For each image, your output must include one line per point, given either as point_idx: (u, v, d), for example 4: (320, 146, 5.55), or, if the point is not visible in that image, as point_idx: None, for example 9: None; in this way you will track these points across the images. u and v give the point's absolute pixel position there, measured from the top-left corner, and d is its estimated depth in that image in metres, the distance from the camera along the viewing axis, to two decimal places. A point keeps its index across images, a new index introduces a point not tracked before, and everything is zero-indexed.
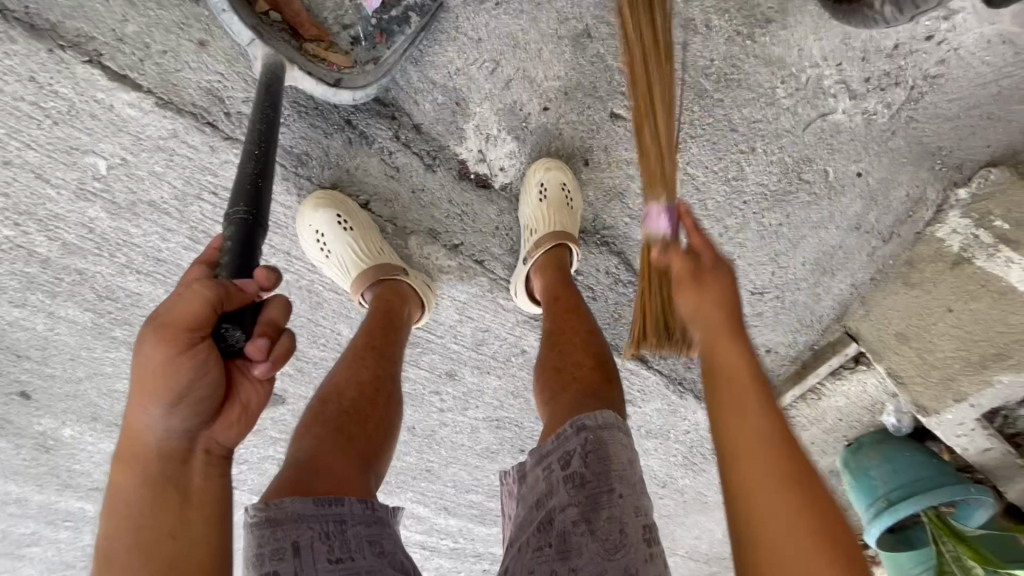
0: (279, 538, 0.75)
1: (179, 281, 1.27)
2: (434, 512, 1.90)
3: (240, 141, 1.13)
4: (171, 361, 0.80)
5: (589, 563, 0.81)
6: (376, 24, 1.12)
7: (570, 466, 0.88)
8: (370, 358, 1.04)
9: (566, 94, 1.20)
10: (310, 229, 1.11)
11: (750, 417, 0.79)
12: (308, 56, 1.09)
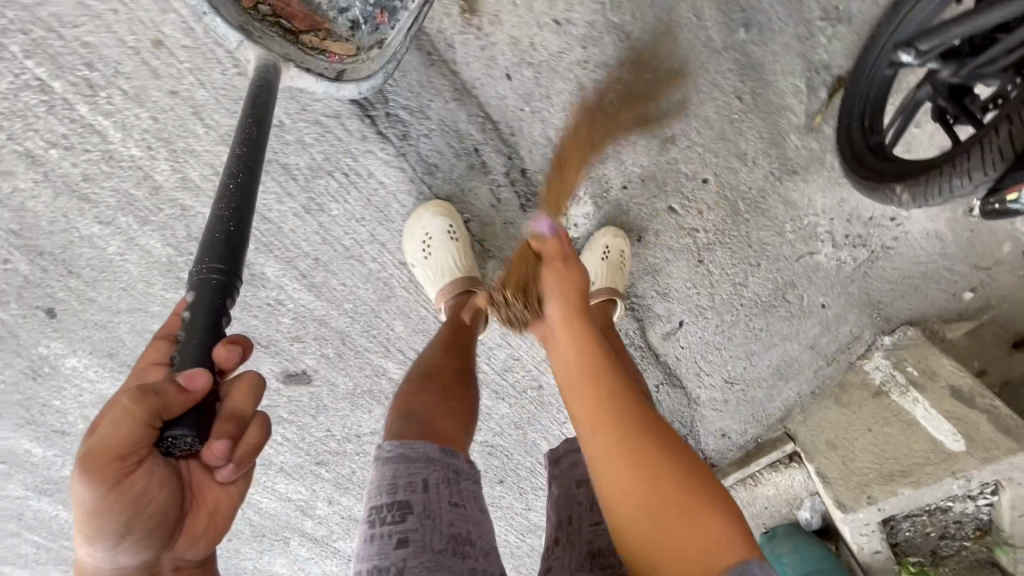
0: (412, 473, 0.93)
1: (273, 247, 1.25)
2: None
3: (388, 140, 1.16)
4: (107, 491, 0.77)
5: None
6: (374, 3, 1.09)
7: None
8: (458, 351, 1.19)
9: (644, 181, 1.51)
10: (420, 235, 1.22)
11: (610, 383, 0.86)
12: (307, 49, 1.07)
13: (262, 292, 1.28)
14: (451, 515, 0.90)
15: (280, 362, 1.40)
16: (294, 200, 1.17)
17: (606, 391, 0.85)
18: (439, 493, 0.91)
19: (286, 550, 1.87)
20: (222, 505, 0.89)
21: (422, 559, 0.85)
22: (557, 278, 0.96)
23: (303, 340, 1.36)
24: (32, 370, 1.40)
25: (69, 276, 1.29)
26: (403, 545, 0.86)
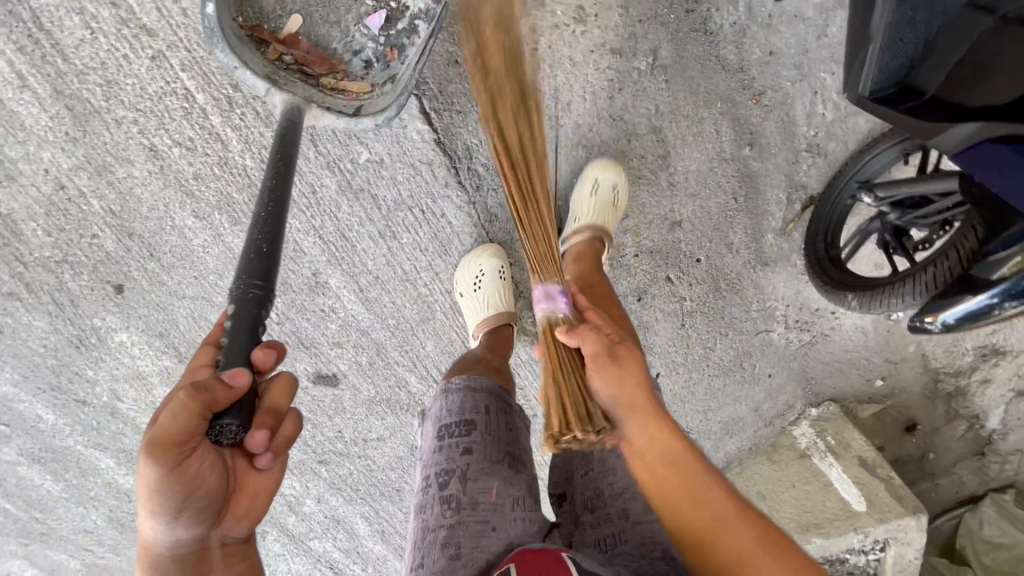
0: (477, 401, 1.16)
1: (347, 260, 1.37)
2: (367, 536, 1.93)
3: (466, 190, 1.34)
4: (163, 481, 0.79)
5: (623, 479, 1.17)
6: (384, 43, 1.26)
7: None
8: (499, 342, 1.37)
9: (652, 253, 1.75)
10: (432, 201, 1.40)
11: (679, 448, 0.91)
12: (327, 87, 1.20)
13: (323, 299, 1.42)
14: (507, 436, 1.16)
15: (316, 363, 1.53)
16: (374, 225, 1.33)
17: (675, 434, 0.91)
18: (497, 418, 1.17)
19: (264, 542, 1.93)
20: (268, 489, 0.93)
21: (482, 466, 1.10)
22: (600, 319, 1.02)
23: (344, 346, 1.49)
24: (76, 340, 1.53)
25: (148, 259, 1.42)
26: (466, 456, 1.10)
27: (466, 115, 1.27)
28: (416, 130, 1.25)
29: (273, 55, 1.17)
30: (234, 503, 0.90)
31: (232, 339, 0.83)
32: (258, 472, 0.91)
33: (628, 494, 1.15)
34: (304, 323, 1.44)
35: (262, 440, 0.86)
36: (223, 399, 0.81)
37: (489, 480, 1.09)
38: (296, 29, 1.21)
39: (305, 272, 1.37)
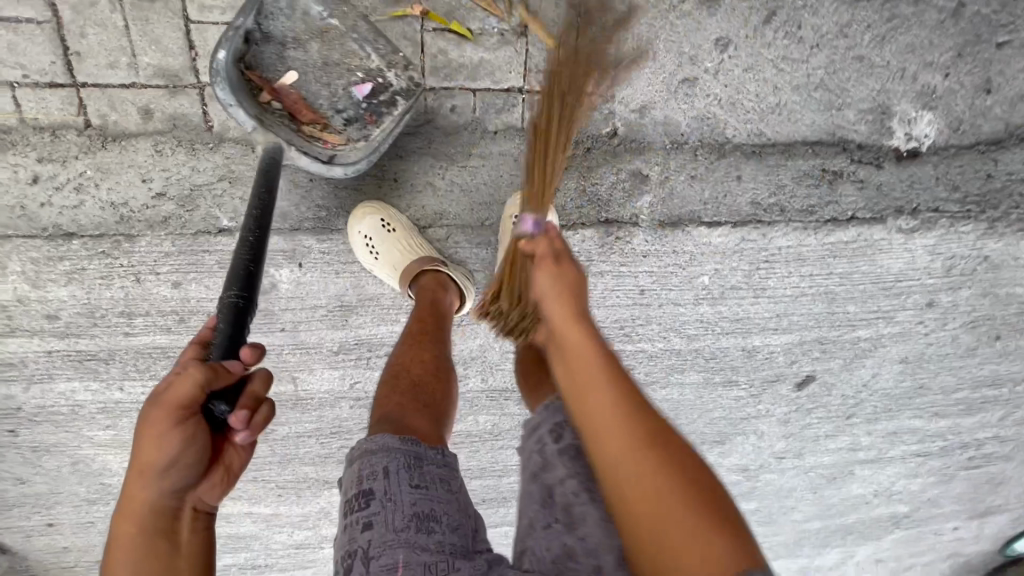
0: (373, 465, 0.92)
1: (754, 327, 1.70)
2: (928, 420, 2.11)
3: (778, 222, 1.53)
4: (160, 436, 0.75)
5: (593, 531, 0.91)
6: (366, 106, 1.20)
7: (562, 437, 1.00)
8: (424, 343, 1.21)
9: (960, 53, 1.51)
10: (359, 237, 1.27)
11: (607, 412, 0.79)
12: (303, 136, 1.14)
13: (759, 355, 1.77)
14: (413, 498, 0.90)
15: (793, 378, 1.86)
16: (748, 297, 1.63)
17: (637, 415, 0.78)
18: (395, 481, 0.90)
19: (868, 481, 2.27)
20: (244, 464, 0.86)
21: (387, 540, 0.86)
22: (549, 276, 0.89)
23: (799, 358, 1.81)
24: None
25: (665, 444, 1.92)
26: (367, 530, 0.87)
27: (731, 190, 1.49)
28: (724, 233, 1.50)
29: (259, 91, 1.11)
30: (214, 485, 0.82)
31: (233, 332, 0.83)
32: (236, 450, 0.84)
33: (601, 548, 0.90)
34: (767, 372, 1.82)
35: (243, 420, 0.79)
36: (215, 381, 0.78)
37: (395, 553, 0.84)
38: (290, 75, 1.15)
39: (738, 352, 1.74)
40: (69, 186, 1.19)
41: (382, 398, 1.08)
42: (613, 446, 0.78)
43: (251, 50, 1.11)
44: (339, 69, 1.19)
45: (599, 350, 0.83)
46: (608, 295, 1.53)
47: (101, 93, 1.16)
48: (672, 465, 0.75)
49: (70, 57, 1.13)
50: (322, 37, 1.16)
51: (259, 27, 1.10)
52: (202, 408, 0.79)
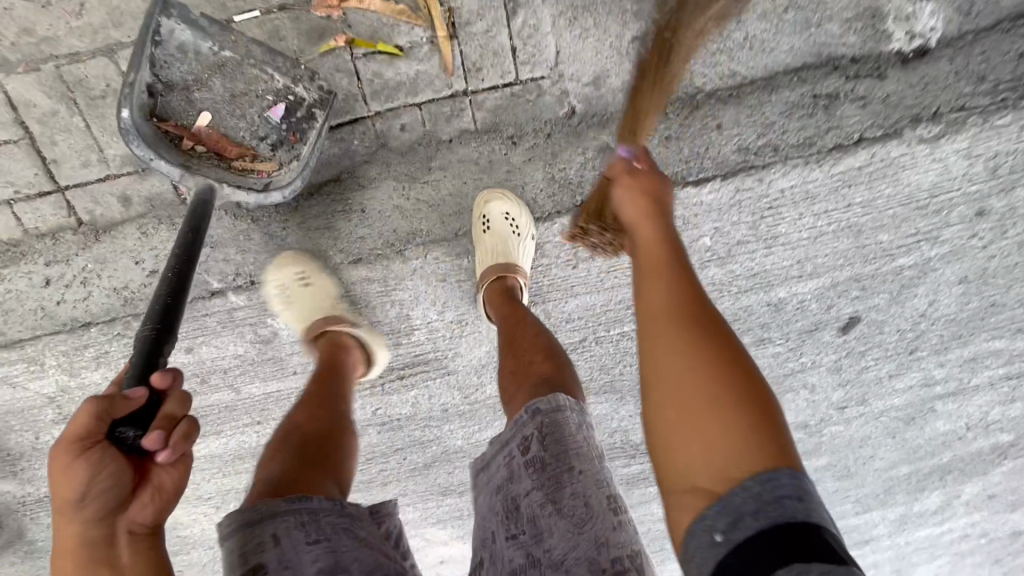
0: (258, 535, 0.91)
1: (776, 279, 1.57)
2: (1011, 339, 1.83)
3: (774, 163, 1.39)
4: (68, 467, 0.76)
5: (561, 542, 0.92)
6: (286, 127, 1.23)
7: (530, 450, 0.99)
8: (307, 409, 1.22)
9: None
10: (273, 287, 1.29)
11: (668, 304, 0.90)
12: (237, 171, 1.22)
13: (790, 308, 1.63)
14: (313, 555, 0.90)
15: (836, 324, 1.70)
16: (760, 249, 1.51)
17: (702, 336, 0.85)
18: (291, 541, 0.91)
19: (953, 416, 2.04)
20: (179, 483, 0.84)
21: None
22: (632, 194, 1.08)
23: (836, 301, 1.65)
24: None
25: None
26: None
27: (714, 140, 1.38)
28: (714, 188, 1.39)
29: (182, 141, 1.18)
30: (148, 507, 0.82)
31: (141, 360, 0.84)
32: (166, 471, 0.83)
33: (568, 561, 0.91)
34: (804, 323, 1.68)
35: (160, 441, 0.81)
36: (118, 408, 0.79)
37: None
38: (205, 115, 1.20)
39: (764, 309, 1.62)
40: (74, 281, 1.28)
41: (266, 463, 1.08)
42: (668, 375, 0.83)
43: (161, 104, 1.16)
44: (249, 97, 1.21)
45: (670, 252, 0.99)
46: (605, 279, 1.46)
47: (84, 190, 1.25)
48: (732, 381, 0.79)
49: (49, 164, 1.23)
50: (220, 71, 1.17)
51: (157, 79, 1.14)
52: (116, 437, 0.80)
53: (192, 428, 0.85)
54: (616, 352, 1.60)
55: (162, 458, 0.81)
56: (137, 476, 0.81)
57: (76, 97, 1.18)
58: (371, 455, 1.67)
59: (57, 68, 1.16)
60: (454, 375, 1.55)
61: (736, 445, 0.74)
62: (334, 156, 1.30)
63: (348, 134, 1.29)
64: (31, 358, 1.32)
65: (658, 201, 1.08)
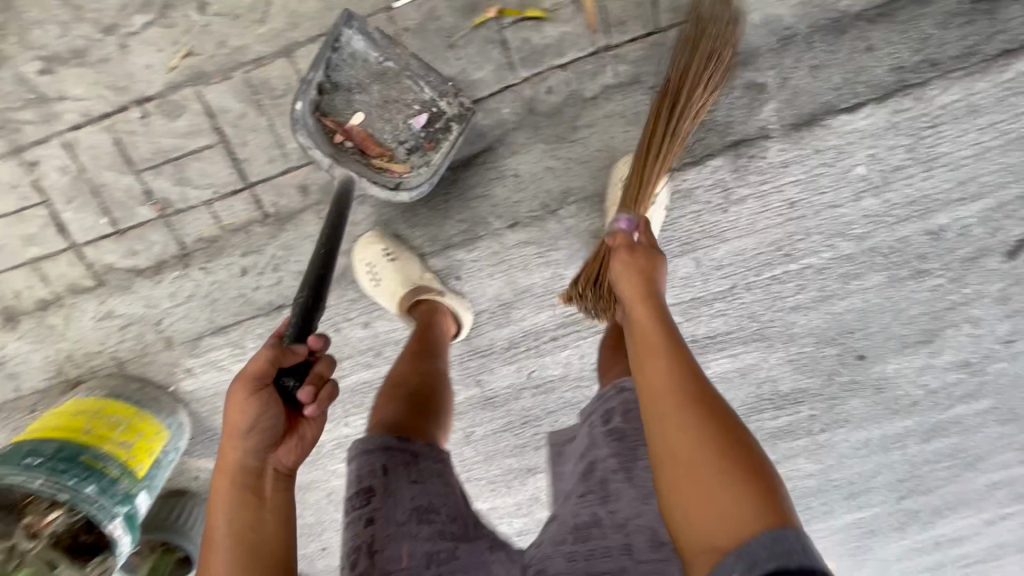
0: (372, 463, 1.06)
1: (937, 205, 1.47)
2: None
3: (935, 77, 1.32)
4: (241, 402, 0.90)
5: (626, 505, 1.02)
6: (424, 135, 1.31)
7: (611, 421, 1.12)
8: (412, 362, 1.30)
9: None
10: (362, 264, 1.36)
11: (653, 369, 0.93)
12: (373, 169, 1.28)
13: (952, 235, 1.53)
14: (411, 494, 1.03)
15: (1005, 251, 1.55)
16: (919, 173, 1.43)
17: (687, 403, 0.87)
18: (396, 477, 1.05)
19: None
20: (316, 434, 0.98)
21: (388, 534, 0.99)
22: (625, 265, 1.07)
23: (1009, 224, 1.51)
24: (881, 418, 1.93)
25: (860, 358, 1.75)
26: (371, 525, 0.99)
27: (865, 63, 1.33)
28: (870, 113, 1.34)
29: (334, 134, 1.26)
30: (294, 454, 0.96)
31: (308, 318, 0.97)
32: (311, 423, 0.97)
33: (630, 526, 1.00)
34: (969, 251, 1.55)
35: (308, 396, 0.93)
36: (283, 359, 0.92)
37: (397, 545, 0.97)
38: (358, 115, 1.28)
39: (923, 239, 1.52)
40: (267, 270, 1.41)
41: (381, 411, 1.19)
42: (671, 431, 0.87)
43: (325, 98, 1.24)
44: (397, 104, 1.29)
45: (665, 334, 0.97)
46: (755, 220, 1.45)
47: (270, 185, 1.38)
48: (718, 435, 0.84)
49: (240, 164, 1.35)
50: (380, 78, 1.27)
51: (328, 79, 1.23)
52: (278, 382, 0.94)
53: (334, 391, 0.98)
54: (765, 296, 1.58)
55: (309, 412, 0.94)
56: (289, 424, 0.95)
57: (262, 99, 1.30)
58: (525, 419, 1.73)
59: (245, 74, 1.28)
60: None
61: (735, 505, 0.78)
62: (487, 127, 1.37)
63: (498, 104, 1.34)
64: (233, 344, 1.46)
65: (659, 278, 1.07)
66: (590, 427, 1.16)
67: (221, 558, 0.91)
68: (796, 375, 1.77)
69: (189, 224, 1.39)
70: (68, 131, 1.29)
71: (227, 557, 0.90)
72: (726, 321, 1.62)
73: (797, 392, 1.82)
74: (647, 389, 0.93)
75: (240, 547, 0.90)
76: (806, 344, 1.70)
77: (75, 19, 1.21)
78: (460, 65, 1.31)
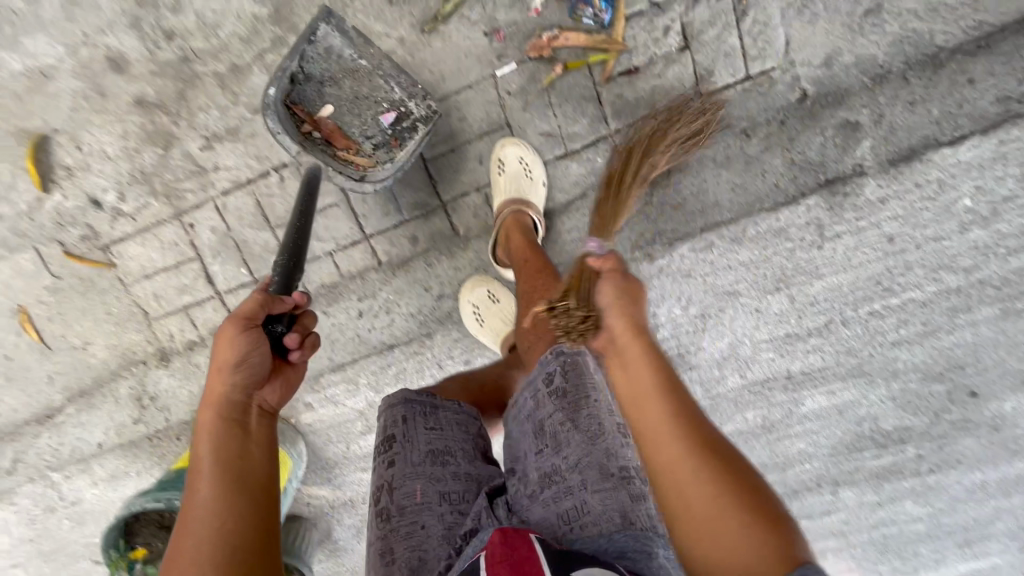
0: (392, 412, 1.14)
1: None
2: None
3: None
4: (234, 335, 0.94)
5: (576, 450, 1.00)
6: (391, 131, 1.41)
7: (554, 382, 1.06)
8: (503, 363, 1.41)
9: None
10: (467, 307, 1.47)
11: (655, 404, 0.77)
12: (339, 159, 1.38)
13: None
14: (427, 437, 1.11)
15: None
16: None
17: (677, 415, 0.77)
18: (414, 424, 1.12)
19: None
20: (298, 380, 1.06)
21: (405, 471, 1.07)
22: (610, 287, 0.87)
23: None
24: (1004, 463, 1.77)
25: (974, 395, 1.65)
26: (392, 466, 1.08)
27: (966, 96, 1.32)
28: (973, 146, 1.32)
29: (304, 122, 1.37)
30: (278, 398, 1.01)
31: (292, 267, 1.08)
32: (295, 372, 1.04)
33: (583, 464, 0.99)
34: None
35: (297, 342, 1.03)
36: (273, 304, 1.01)
37: (414, 481, 1.06)
38: (327, 109, 1.39)
39: None
40: (381, 311, 1.55)
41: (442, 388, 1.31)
42: (681, 481, 0.73)
43: (297, 89, 1.36)
44: (368, 101, 1.39)
45: (651, 358, 0.81)
46: (852, 255, 1.45)
47: (385, 235, 1.53)
48: (717, 470, 0.72)
49: (360, 219, 1.52)
50: (353, 74, 1.38)
51: (301, 69, 1.34)
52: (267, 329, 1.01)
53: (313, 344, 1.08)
54: (864, 330, 1.55)
55: (296, 357, 1.03)
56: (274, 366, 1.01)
57: None
58: None
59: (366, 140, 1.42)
60: (696, 369, 1.60)
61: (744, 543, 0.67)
62: (581, 176, 1.44)
63: (593, 153, 1.42)
64: (350, 379, 1.60)
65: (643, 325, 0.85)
66: (524, 397, 1.11)
67: (202, 496, 0.86)
68: (900, 412, 1.70)
69: (315, 272, 1.56)
70: (221, 196, 1.49)
71: (210, 494, 0.86)
72: (822, 357, 1.60)
73: (902, 429, 1.73)
74: (632, 404, 0.80)
75: (230, 477, 0.88)
76: (910, 379, 1.64)
77: (231, 102, 1.41)
78: (557, 121, 1.41)
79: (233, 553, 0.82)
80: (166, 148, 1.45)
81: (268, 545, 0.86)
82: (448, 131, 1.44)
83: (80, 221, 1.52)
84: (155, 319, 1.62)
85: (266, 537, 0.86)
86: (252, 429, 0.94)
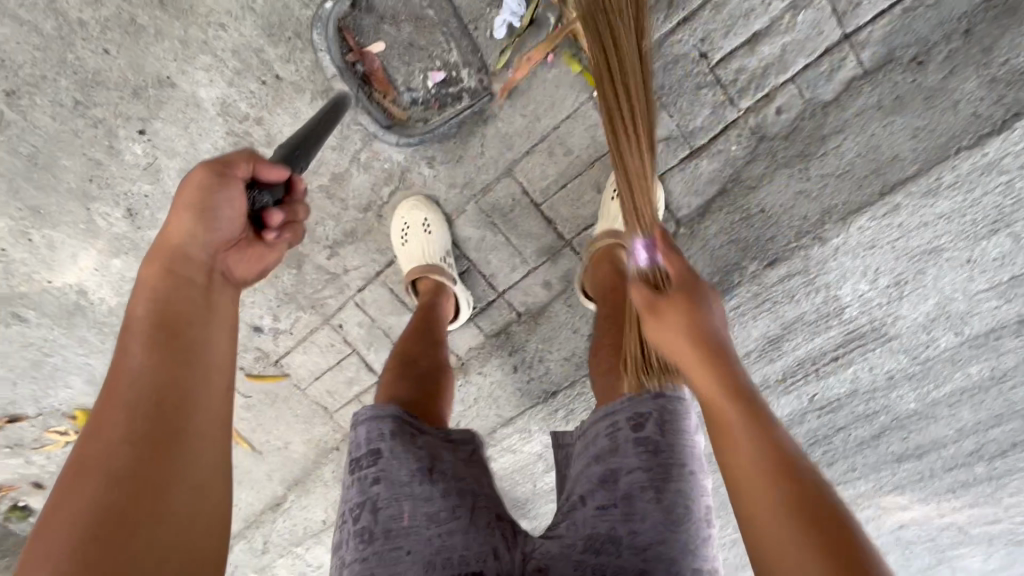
0: (365, 457, 0.93)
1: None
2: None
3: None
4: (209, 189, 0.82)
5: (653, 526, 0.81)
6: (434, 93, 1.30)
7: (646, 430, 0.87)
8: (421, 340, 1.28)
9: None
10: (400, 221, 1.37)
11: (726, 418, 0.71)
12: (370, 100, 1.28)
13: None
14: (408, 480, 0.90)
15: None
16: None
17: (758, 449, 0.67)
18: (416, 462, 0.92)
19: None
20: (275, 263, 0.93)
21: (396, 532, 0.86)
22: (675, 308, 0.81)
23: None
24: None
25: None
26: (377, 484, 0.90)
27: None
28: None
29: (349, 52, 1.23)
30: (242, 267, 0.89)
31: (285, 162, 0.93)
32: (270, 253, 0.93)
33: (652, 549, 0.79)
34: None
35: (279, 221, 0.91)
36: (260, 168, 0.87)
37: (398, 507, 0.88)
38: (378, 43, 1.24)
39: None
40: (533, 360, 1.53)
41: (391, 384, 1.13)
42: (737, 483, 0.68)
43: (354, 14, 1.21)
44: (421, 53, 1.26)
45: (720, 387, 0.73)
46: None
47: (517, 288, 1.48)
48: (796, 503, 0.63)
49: (489, 279, 1.49)
50: (415, 20, 1.22)
51: None
52: (250, 196, 0.88)
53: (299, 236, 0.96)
54: None
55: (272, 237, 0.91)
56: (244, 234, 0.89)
57: (495, 220, 1.40)
58: (813, 439, 1.62)
59: (477, 203, 1.39)
60: (897, 340, 1.39)
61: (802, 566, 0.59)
62: (716, 170, 1.28)
63: (724, 143, 1.25)
64: (521, 428, 1.62)
65: (708, 312, 0.81)
66: (598, 442, 0.89)
67: (133, 359, 0.70)
68: None
69: (460, 338, 1.57)
70: (357, 293, 1.54)
71: (146, 359, 0.70)
72: None
73: None
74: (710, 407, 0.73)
75: (154, 328, 0.73)
76: None
77: (341, 209, 1.41)
78: (674, 121, 1.24)
79: (127, 462, 0.63)
80: (300, 266, 1.50)
81: (219, 450, 0.72)
82: (556, 168, 1.33)
83: (250, 347, 1.65)
84: (335, 411, 1.75)
85: (215, 436, 0.72)
86: (199, 278, 0.81)
